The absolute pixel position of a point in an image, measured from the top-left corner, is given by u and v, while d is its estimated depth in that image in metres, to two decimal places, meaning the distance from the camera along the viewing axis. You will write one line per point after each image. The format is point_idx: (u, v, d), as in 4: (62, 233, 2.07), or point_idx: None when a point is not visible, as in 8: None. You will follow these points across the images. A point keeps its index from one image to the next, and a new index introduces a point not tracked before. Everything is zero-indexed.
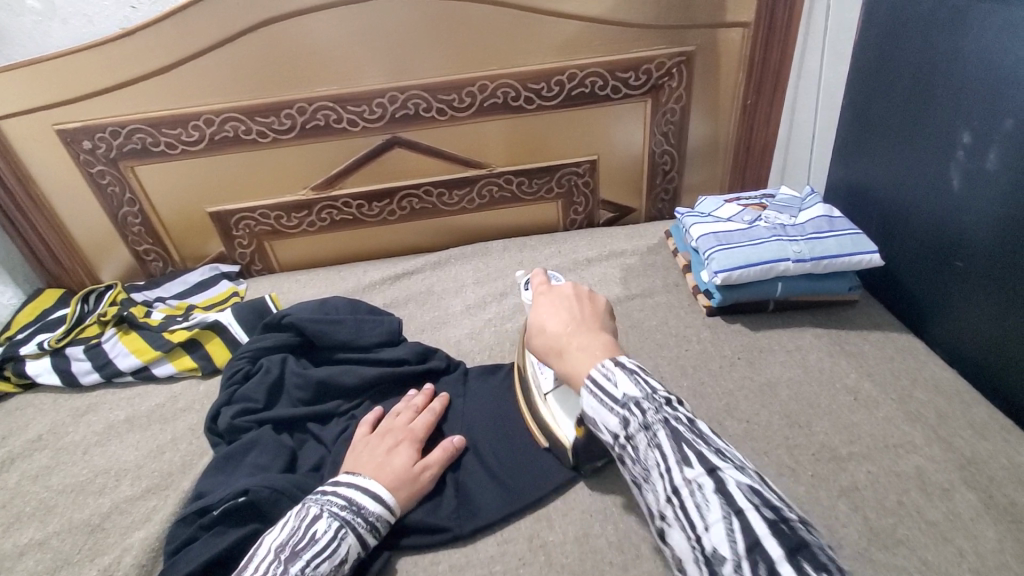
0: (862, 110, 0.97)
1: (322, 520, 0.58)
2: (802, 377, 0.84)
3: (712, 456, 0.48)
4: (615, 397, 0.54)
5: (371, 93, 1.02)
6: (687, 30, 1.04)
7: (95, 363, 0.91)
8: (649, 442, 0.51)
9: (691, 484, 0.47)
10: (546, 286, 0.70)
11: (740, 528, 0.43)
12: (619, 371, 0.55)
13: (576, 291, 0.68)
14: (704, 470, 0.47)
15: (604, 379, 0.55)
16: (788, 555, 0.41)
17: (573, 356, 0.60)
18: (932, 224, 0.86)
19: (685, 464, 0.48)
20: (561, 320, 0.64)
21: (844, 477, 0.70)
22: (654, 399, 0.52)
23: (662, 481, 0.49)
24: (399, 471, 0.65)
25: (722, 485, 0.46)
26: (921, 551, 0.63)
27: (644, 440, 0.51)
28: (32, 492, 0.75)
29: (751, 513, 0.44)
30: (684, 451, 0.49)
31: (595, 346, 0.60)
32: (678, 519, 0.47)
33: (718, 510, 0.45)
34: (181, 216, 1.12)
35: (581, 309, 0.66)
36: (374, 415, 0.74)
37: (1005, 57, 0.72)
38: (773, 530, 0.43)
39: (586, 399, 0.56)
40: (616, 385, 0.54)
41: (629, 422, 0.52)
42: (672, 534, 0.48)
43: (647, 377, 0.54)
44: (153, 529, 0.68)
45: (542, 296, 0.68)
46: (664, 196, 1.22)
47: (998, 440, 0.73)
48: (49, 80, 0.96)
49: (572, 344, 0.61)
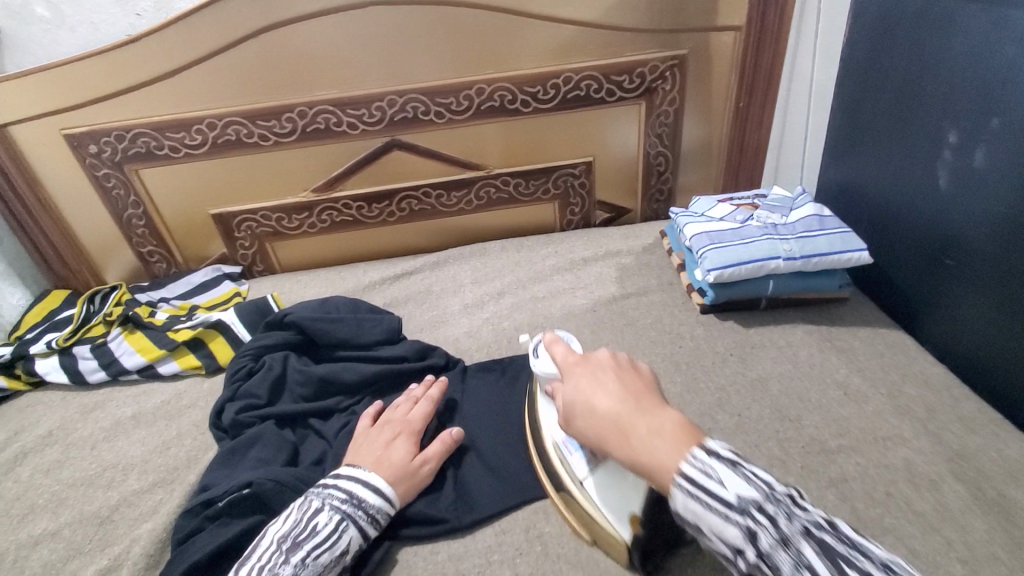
0: (852, 111, 0.99)
1: (323, 513, 0.60)
2: (793, 372, 0.86)
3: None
4: (727, 501, 0.46)
5: (370, 97, 1.04)
6: (680, 34, 1.06)
7: (101, 361, 0.93)
8: (794, 561, 0.44)
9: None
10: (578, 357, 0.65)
11: None
12: (719, 465, 0.48)
13: (616, 361, 0.63)
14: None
15: (703, 477, 0.48)
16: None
17: (647, 443, 0.52)
18: (922, 223, 0.88)
19: None
20: (614, 396, 0.57)
21: (834, 469, 0.72)
22: (775, 500, 0.47)
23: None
24: (398, 464, 0.67)
25: None
26: (910, 540, 0.64)
27: (787, 559, 0.44)
28: (42, 486, 0.77)
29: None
30: (844, 570, 0.43)
31: (667, 426, 0.53)
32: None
33: None
34: (184, 218, 1.14)
35: (628, 380, 0.59)
36: (374, 408, 0.76)
37: (991, 58, 0.73)
38: None
39: (693, 510, 0.47)
40: (725, 486, 0.47)
41: (758, 534, 0.45)
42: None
43: (754, 471, 0.48)
44: (160, 521, 0.70)
45: (576, 369, 0.63)
46: (659, 197, 1.24)
47: (985, 433, 0.74)
48: (56, 86, 0.98)
49: (640, 425, 0.54)
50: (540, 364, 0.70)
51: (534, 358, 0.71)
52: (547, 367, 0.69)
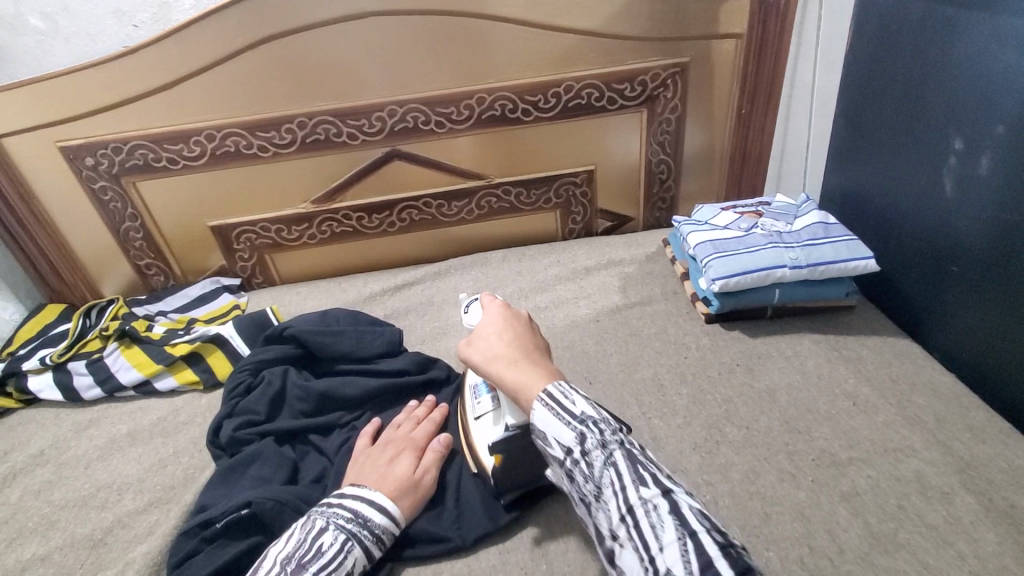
0: (856, 118, 0.99)
1: (328, 532, 0.58)
2: (801, 383, 0.84)
3: (665, 480, 0.50)
4: (571, 412, 0.55)
5: (370, 107, 1.03)
6: (681, 42, 1.05)
7: (97, 377, 0.91)
8: (605, 459, 0.52)
9: (647, 504, 0.49)
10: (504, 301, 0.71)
11: (694, 550, 0.45)
12: (576, 393, 0.57)
13: (527, 321, 0.69)
14: (660, 490, 0.49)
15: (561, 395, 0.56)
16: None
17: (525, 371, 0.61)
18: (928, 231, 0.86)
19: (642, 485, 0.50)
20: (511, 340, 0.65)
21: (844, 482, 0.71)
22: (611, 423, 0.55)
23: (617, 500, 0.50)
24: (401, 479, 0.66)
25: (676, 509, 0.48)
26: (922, 555, 0.63)
27: (600, 457, 0.52)
28: (34, 507, 0.75)
29: (704, 535, 0.46)
30: (639, 473, 0.51)
31: (541, 370, 0.61)
32: (631, 539, 0.48)
33: (673, 533, 0.46)
34: (183, 231, 1.12)
35: (529, 334, 0.67)
36: (373, 426, 0.75)
37: (995, 64, 0.73)
38: (723, 554, 0.44)
39: (538, 413, 0.56)
40: (573, 403, 0.55)
41: (586, 438, 0.53)
42: (623, 554, 0.49)
43: (601, 405, 0.57)
44: (155, 543, 0.68)
45: (498, 310, 0.69)
46: (662, 205, 1.23)
47: (997, 444, 0.73)
48: (51, 98, 0.97)
49: (523, 363, 0.62)
50: (465, 316, 0.74)
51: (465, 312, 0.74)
52: (474, 320, 0.72)
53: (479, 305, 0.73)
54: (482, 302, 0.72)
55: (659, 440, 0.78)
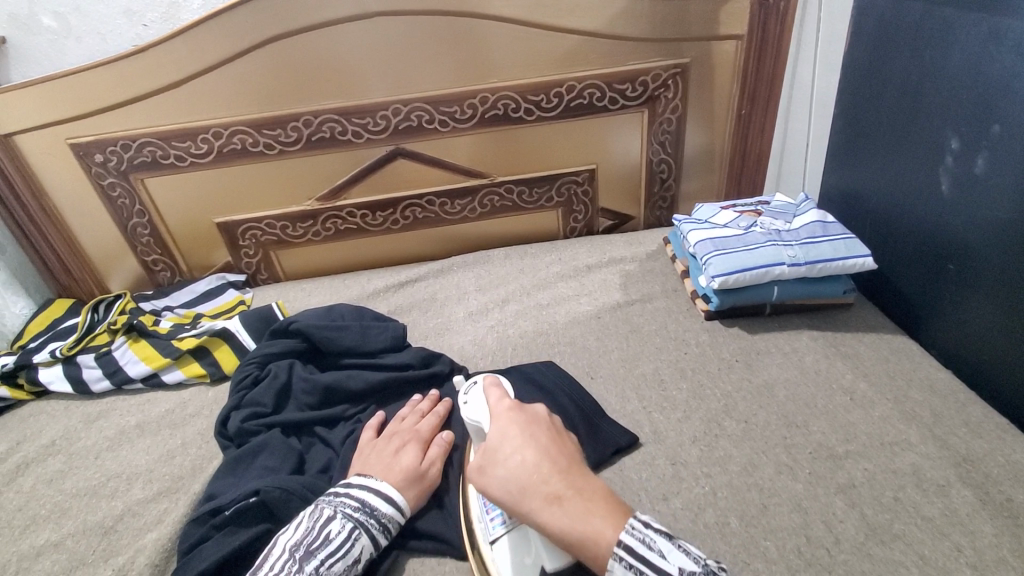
0: (854, 119, 1.00)
1: (336, 520, 0.60)
2: (799, 378, 0.86)
3: None
4: (671, 574, 0.47)
5: (375, 106, 1.05)
6: (683, 43, 1.07)
7: (106, 370, 0.92)
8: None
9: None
10: (511, 402, 0.60)
11: None
12: (660, 537, 0.49)
13: (546, 419, 0.59)
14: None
15: (646, 548, 0.48)
16: None
17: (575, 508, 0.51)
18: (925, 229, 0.88)
19: None
20: (543, 451, 0.55)
21: (842, 474, 0.72)
22: (710, 571, 0.48)
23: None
24: (405, 469, 0.67)
25: None
26: (918, 545, 0.64)
27: None
28: (45, 495, 0.77)
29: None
30: None
31: (598, 496, 0.52)
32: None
33: None
34: (189, 227, 1.14)
35: (556, 441, 0.57)
36: (378, 419, 0.76)
37: (992, 65, 0.74)
38: None
39: None
40: (665, 558, 0.48)
41: None
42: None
43: (686, 544, 0.50)
44: (165, 531, 0.70)
45: (509, 417, 0.58)
46: (662, 204, 1.24)
47: (993, 439, 0.74)
48: (62, 96, 0.98)
49: (572, 491, 0.52)
50: (468, 410, 0.63)
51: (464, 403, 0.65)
52: (475, 414, 0.62)
53: (482, 397, 0.63)
54: (485, 401, 0.62)
55: (659, 433, 0.79)
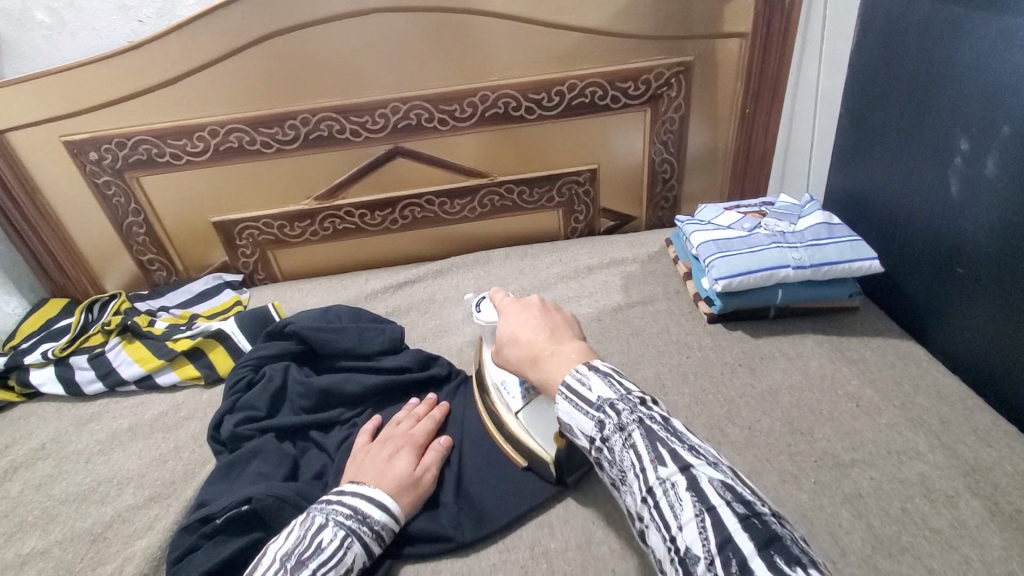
0: (860, 118, 0.98)
1: (328, 529, 0.58)
2: (804, 384, 0.84)
3: (684, 453, 0.48)
4: (589, 401, 0.54)
5: (373, 104, 1.03)
6: (686, 41, 1.05)
7: (99, 372, 0.91)
8: (625, 442, 0.50)
9: (664, 483, 0.47)
10: (511, 299, 0.70)
11: (714, 527, 0.43)
12: (594, 375, 0.55)
13: (543, 303, 0.67)
14: (678, 468, 0.47)
15: (579, 384, 0.55)
16: (757, 550, 0.41)
17: (550, 365, 0.59)
18: (933, 232, 0.86)
19: (659, 463, 0.48)
20: (533, 328, 0.64)
21: (847, 484, 0.70)
22: (629, 400, 0.52)
23: (638, 484, 0.48)
24: (400, 475, 0.66)
25: (695, 483, 0.46)
26: (925, 558, 0.62)
27: (619, 440, 0.51)
28: (35, 501, 0.76)
29: (723, 508, 0.44)
30: (657, 450, 0.48)
31: (569, 351, 0.60)
32: (653, 521, 0.47)
33: (690, 509, 0.44)
34: (186, 227, 1.12)
35: (548, 320, 0.65)
36: (373, 423, 0.75)
37: (1001, 64, 0.72)
38: (743, 527, 0.42)
39: (563, 407, 0.55)
40: (590, 389, 0.54)
41: (604, 425, 0.52)
42: (650, 536, 0.47)
43: (622, 380, 0.55)
44: (155, 539, 0.68)
45: (511, 306, 0.69)
46: (664, 205, 1.22)
47: (1003, 447, 0.72)
48: (55, 93, 0.97)
49: (548, 352, 0.61)
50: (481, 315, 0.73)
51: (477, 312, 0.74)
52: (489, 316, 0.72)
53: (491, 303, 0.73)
54: (494, 301, 0.72)
55: None
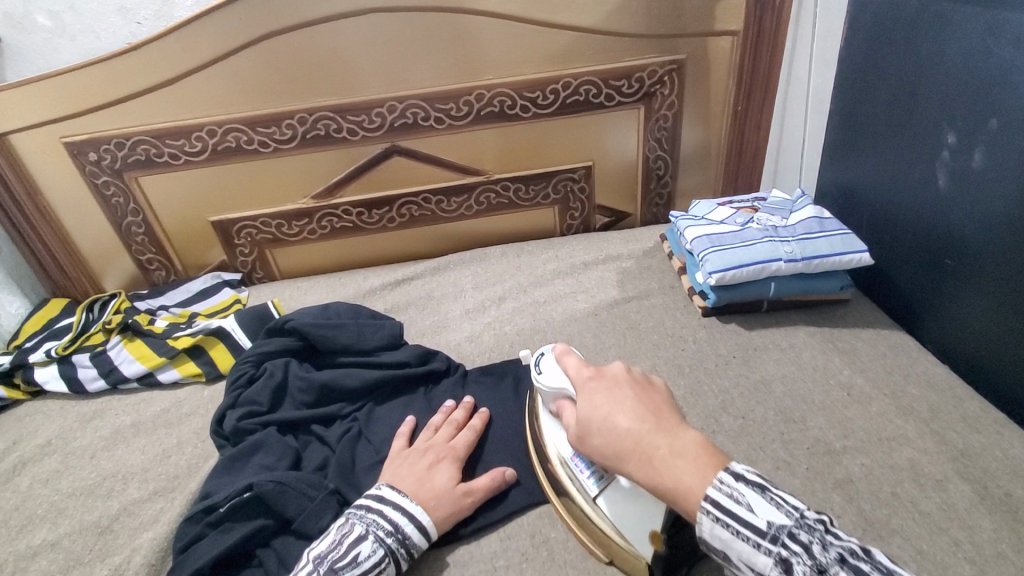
0: (850, 114, 1.00)
1: (367, 543, 0.58)
2: (797, 374, 0.86)
3: None
4: (758, 529, 0.47)
5: (371, 103, 1.04)
6: (678, 39, 1.07)
7: (101, 370, 0.92)
8: None
9: None
10: (590, 370, 0.63)
11: None
12: (748, 492, 0.48)
13: (630, 372, 0.61)
14: None
15: (732, 503, 0.48)
16: None
17: (668, 465, 0.51)
18: (922, 225, 0.88)
19: None
20: (633, 413, 0.55)
21: (840, 470, 0.72)
22: (808, 527, 0.46)
23: None
24: (439, 489, 0.65)
25: None
26: (917, 540, 0.64)
27: None
28: (41, 496, 0.76)
29: None
30: None
31: (689, 447, 0.52)
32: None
33: None
34: (184, 226, 1.13)
35: (647, 398, 0.58)
36: (409, 427, 0.74)
37: (988, 59, 0.74)
38: None
39: (716, 534, 0.48)
40: (754, 513, 0.47)
41: (794, 564, 0.45)
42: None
43: (783, 496, 0.49)
44: (161, 530, 0.69)
45: (591, 382, 0.61)
46: (658, 202, 1.24)
47: (991, 433, 0.74)
48: (54, 94, 0.98)
49: (660, 446, 0.52)
50: (545, 379, 0.67)
51: (539, 374, 0.68)
52: (550, 380, 0.66)
53: (557, 365, 0.66)
54: (564, 364, 0.65)
55: None
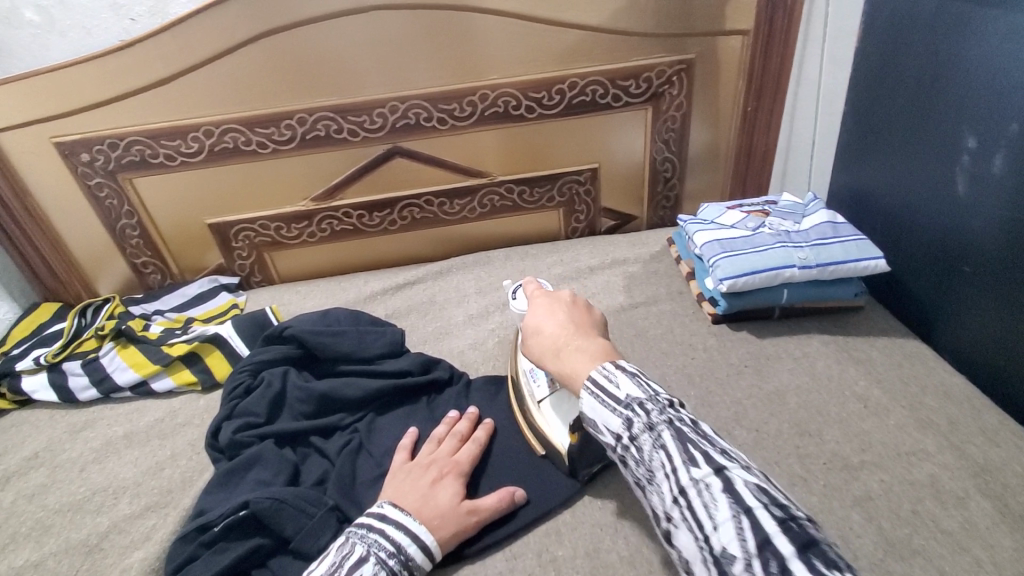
0: (863, 116, 0.98)
1: (369, 566, 0.55)
2: (811, 385, 0.83)
3: (717, 457, 0.47)
4: (616, 398, 0.53)
5: (372, 104, 1.01)
6: (687, 38, 1.04)
7: (92, 378, 0.89)
8: (654, 442, 0.50)
9: (698, 484, 0.46)
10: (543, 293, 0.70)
11: (752, 527, 0.42)
12: (622, 374, 0.55)
13: (574, 298, 0.68)
14: (711, 469, 0.46)
15: (606, 381, 0.55)
16: (799, 552, 0.40)
17: (570, 357, 0.59)
18: (940, 231, 0.85)
19: (692, 464, 0.47)
20: (560, 322, 0.64)
21: (857, 486, 0.69)
22: (657, 401, 0.52)
23: (667, 483, 0.48)
24: (443, 508, 0.62)
25: (731, 486, 0.45)
26: (938, 562, 0.61)
27: (649, 440, 0.50)
28: (28, 511, 0.74)
29: (761, 512, 0.43)
30: (690, 451, 0.48)
31: (592, 348, 0.60)
32: (684, 520, 0.46)
33: (726, 510, 0.44)
34: (180, 229, 1.11)
35: (576, 316, 0.65)
36: (411, 439, 0.71)
37: (1011, 60, 0.71)
38: (785, 532, 0.42)
39: (587, 403, 0.55)
40: (618, 386, 0.54)
41: (633, 423, 0.51)
42: (679, 536, 0.46)
43: (650, 380, 0.54)
44: (152, 550, 0.67)
45: (538, 301, 0.69)
46: (665, 205, 1.21)
47: (1012, 448, 0.72)
48: (45, 93, 0.95)
49: (570, 345, 0.61)
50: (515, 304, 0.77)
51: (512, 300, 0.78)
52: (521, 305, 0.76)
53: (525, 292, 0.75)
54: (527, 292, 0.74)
55: None
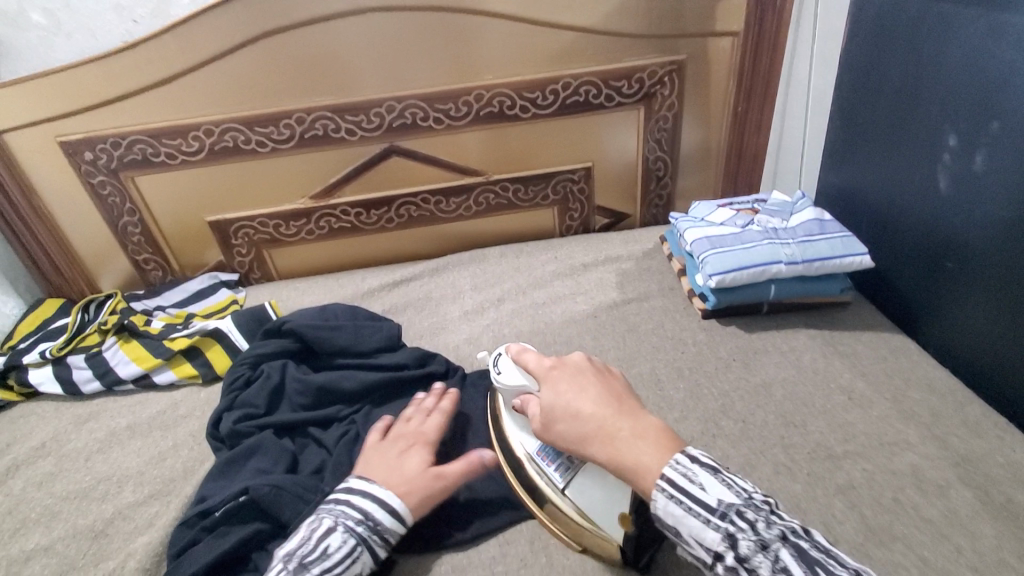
0: (850, 116, 1.00)
1: (336, 534, 0.57)
2: (797, 377, 0.85)
3: None
4: (708, 505, 0.49)
5: (370, 103, 1.03)
6: (678, 40, 1.06)
7: (96, 371, 0.91)
8: (773, 564, 0.45)
9: None
10: (555, 359, 0.66)
11: None
12: (701, 471, 0.51)
13: (591, 362, 0.65)
14: None
15: (686, 481, 0.50)
16: None
17: (629, 446, 0.55)
18: (924, 228, 0.87)
19: None
20: (598, 399, 0.59)
21: (841, 475, 0.72)
22: (756, 506, 0.49)
23: None
24: (410, 475, 0.64)
25: None
26: (919, 548, 0.63)
27: (764, 561, 0.46)
28: (35, 499, 0.76)
29: None
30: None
31: (648, 428, 0.56)
32: None
33: None
34: (181, 226, 1.13)
35: (607, 388, 0.61)
36: (385, 421, 0.73)
37: (991, 62, 0.73)
38: None
39: (667, 509, 0.50)
40: (705, 489, 0.50)
41: (736, 538, 0.47)
42: None
43: (733, 478, 0.51)
44: (156, 534, 0.69)
45: (557, 372, 0.64)
46: (658, 203, 1.23)
47: (993, 439, 0.74)
48: (49, 92, 0.97)
49: (622, 429, 0.56)
50: (504, 379, 0.67)
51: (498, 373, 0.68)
52: (510, 379, 0.67)
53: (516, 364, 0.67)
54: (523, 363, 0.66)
55: None
